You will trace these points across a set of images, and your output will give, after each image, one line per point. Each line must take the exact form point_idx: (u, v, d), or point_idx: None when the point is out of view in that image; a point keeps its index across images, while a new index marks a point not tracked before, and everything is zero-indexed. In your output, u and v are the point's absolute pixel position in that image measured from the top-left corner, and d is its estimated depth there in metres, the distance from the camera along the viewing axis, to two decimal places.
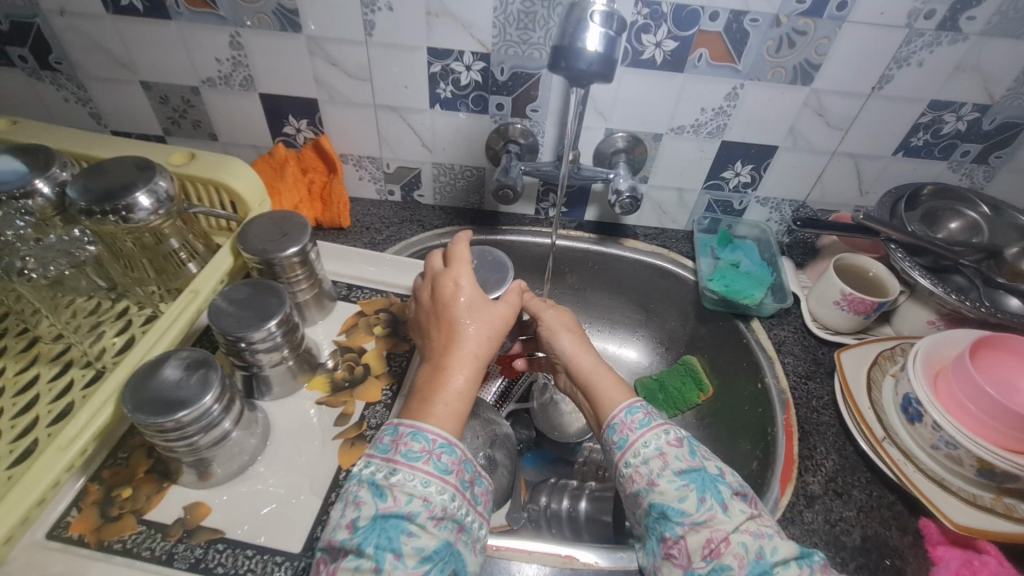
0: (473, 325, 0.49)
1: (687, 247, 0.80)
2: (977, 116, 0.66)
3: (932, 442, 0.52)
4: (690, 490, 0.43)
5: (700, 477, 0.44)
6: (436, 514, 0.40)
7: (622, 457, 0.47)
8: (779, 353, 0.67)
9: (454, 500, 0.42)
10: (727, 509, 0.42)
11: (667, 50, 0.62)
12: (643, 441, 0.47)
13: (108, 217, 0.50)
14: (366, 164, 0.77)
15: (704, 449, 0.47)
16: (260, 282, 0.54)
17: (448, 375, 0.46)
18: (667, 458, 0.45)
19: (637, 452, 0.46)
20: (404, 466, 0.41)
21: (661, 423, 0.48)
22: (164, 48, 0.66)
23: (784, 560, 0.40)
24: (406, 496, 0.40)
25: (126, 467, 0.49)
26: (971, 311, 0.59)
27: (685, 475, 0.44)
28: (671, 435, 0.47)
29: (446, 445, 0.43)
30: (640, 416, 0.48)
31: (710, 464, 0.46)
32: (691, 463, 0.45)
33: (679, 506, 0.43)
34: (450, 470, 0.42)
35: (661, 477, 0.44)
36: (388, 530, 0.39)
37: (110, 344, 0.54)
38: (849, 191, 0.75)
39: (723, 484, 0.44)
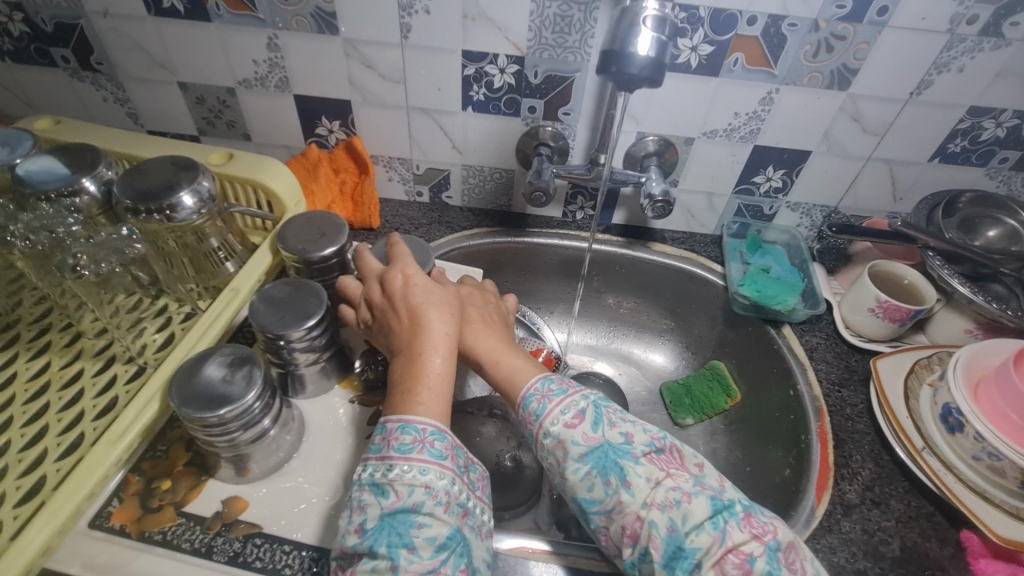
0: (428, 308, 0.50)
1: (715, 251, 0.80)
2: (1017, 122, 0.65)
3: (974, 452, 0.51)
4: (595, 477, 0.44)
5: (601, 457, 0.44)
6: (441, 500, 0.41)
7: (536, 450, 0.48)
8: (811, 359, 0.67)
9: (455, 484, 0.43)
10: (630, 488, 0.43)
11: (703, 55, 0.62)
12: (542, 431, 0.46)
13: (153, 216, 0.51)
14: (397, 165, 0.78)
15: (610, 414, 0.47)
16: (299, 282, 0.55)
17: (425, 361, 0.47)
18: (566, 444, 0.45)
19: (542, 445, 0.47)
20: (399, 460, 0.42)
21: (560, 402, 0.47)
22: (203, 50, 0.67)
23: (696, 526, 0.41)
24: (408, 487, 0.41)
25: (165, 460, 0.49)
26: (1011, 320, 0.58)
27: (586, 459, 0.44)
28: (569, 414, 0.46)
29: (437, 432, 0.44)
30: (535, 405, 0.47)
31: (612, 433, 0.45)
32: (590, 442, 0.45)
33: (590, 494, 0.44)
34: (446, 455, 0.43)
35: (567, 469, 0.45)
36: (398, 526, 0.40)
37: (151, 340, 0.54)
38: (882, 197, 0.74)
39: (625, 457, 0.44)
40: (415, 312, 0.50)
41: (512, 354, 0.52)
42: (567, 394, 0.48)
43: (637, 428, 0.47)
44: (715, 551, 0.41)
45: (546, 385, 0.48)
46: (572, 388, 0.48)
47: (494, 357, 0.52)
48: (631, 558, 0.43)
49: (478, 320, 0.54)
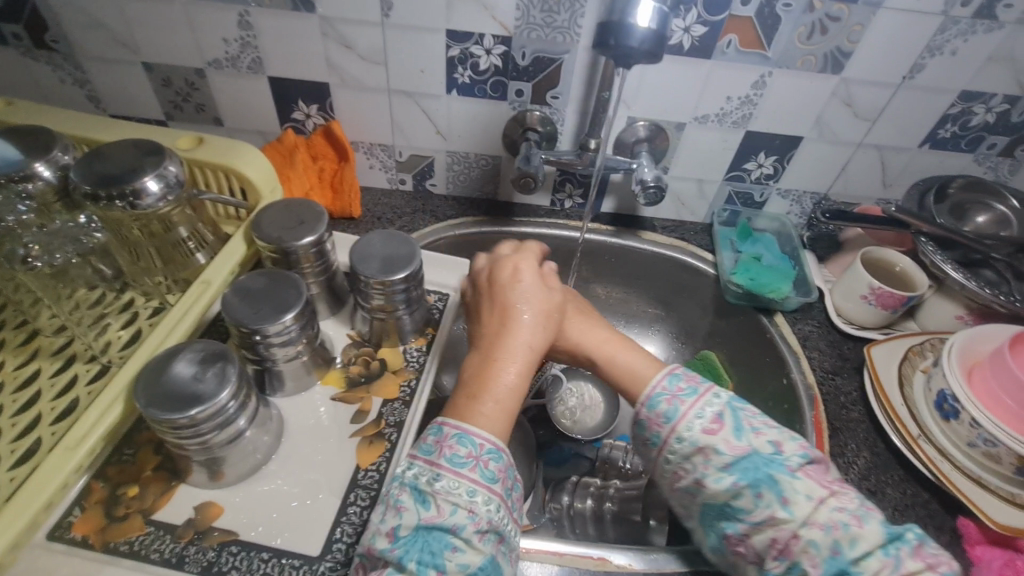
0: (524, 311, 0.50)
1: (706, 240, 0.79)
2: (1006, 107, 0.64)
3: (970, 439, 0.51)
4: (743, 488, 0.41)
5: (750, 467, 0.41)
6: (481, 527, 0.40)
7: (660, 453, 0.45)
8: (804, 348, 0.66)
9: (499, 511, 0.41)
10: (788, 505, 0.40)
11: (696, 36, 0.60)
12: (677, 435, 0.44)
13: (114, 202, 0.47)
14: (378, 152, 0.75)
15: (750, 418, 0.44)
16: (276, 273, 0.52)
17: (499, 368, 0.46)
18: (708, 451, 0.43)
19: (674, 449, 0.44)
20: (449, 472, 0.41)
21: (695, 403, 0.45)
22: (168, 28, 0.63)
23: (869, 552, 0.38)
24: (451, 505, 0.40)
25: (132, 464, 0.46)
26: (1004, 305, 0.58)
27: (733, 470, 0.42)
28: (707, 419, 0.44)
29: (494, 451, 0.42)
30: (682, 387, 0.46)
31: (761, 442, 0.42)
32: (736, 452, 0.42)
33: (736, 504, 0.41)
34: (497, 479, 0.42)
35: (707, 477, 0.42)
36: (432, 543, 0.39)
37: (116, 338, 0.50)
38: (873, 184, 0.74)
39: (780, 470, 0.41)
40: (513, 321, 0.49)
41: (625, 351, 0.50)
42: (699, 394, 0.45)
43: (785, 434, 0.43)
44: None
45: (673, 384, 0.46)
46: (703, 386, 0.46)
47: (609, 356, 0.50)
48: (773, 573, 0.41)
49: (581, 318, 0.53)
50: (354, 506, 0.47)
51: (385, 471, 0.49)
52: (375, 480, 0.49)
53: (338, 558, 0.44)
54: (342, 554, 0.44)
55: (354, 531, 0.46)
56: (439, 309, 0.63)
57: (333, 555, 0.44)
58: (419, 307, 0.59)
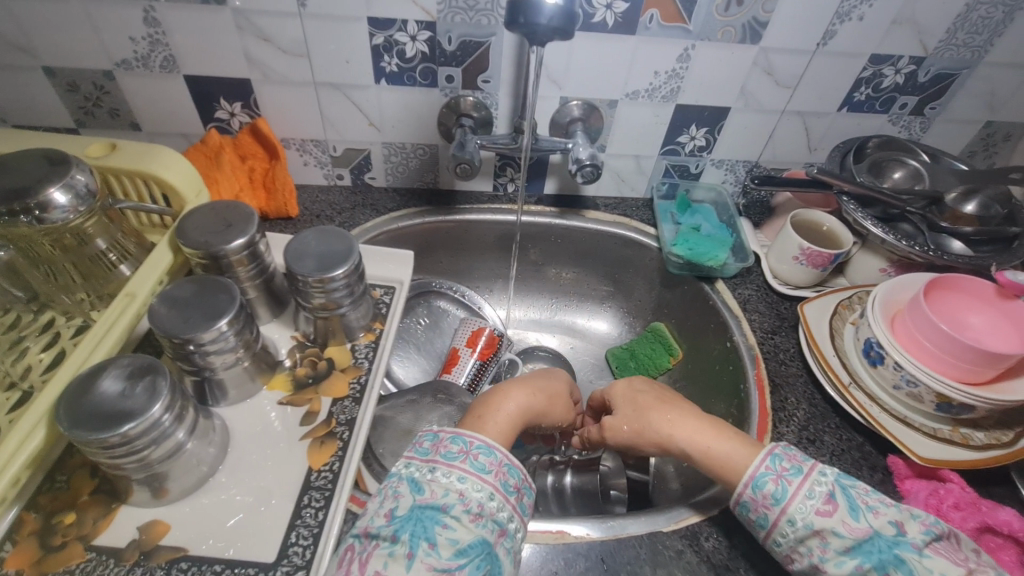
0: (549, 388, 0.55)
1: (648, 215, 0.80)
2: (913, 68, 0.68)
3: (895, 382, 0.54)
4: (869, 571, 0.39)
5: (872, 549, 0.40)
6: (471, 509, 0.41)
7: (769, 536, 0.43)
8: (745, 311, 0.68)
9: (493, 499, 0.42)
10: None
11: (618, 12, 0.60)
12: (787, 518, 0.42)
13: (18, 218, 0.45)
14: (311, 148, 0.72)
15: (864, 496, 0.42)
16: (207, 279, 0.50)
17: (504, 399, 0.51)
18: (825, 535, 0.41)
19: (785, 533, 0.42)
20: (444, 465, 0.43)
21: (800, 484, 0.43)
22: (67, 28, 0.59)
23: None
24: (443, 488, 0.41)
25: (66, 491, 0.44)
26: (920, 255, 0.62)
27: (854, 552, 0.40)
28: (818, 501, 0.42)
29: (484, 446, 0.44)
30: (778, 473, 0.44)
31: (880, 522, 0.41)
32: (857, 534, 0.40)
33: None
34: (489, 470, 0.43)
35: (826, 561, 0.41)
36: (425, 520, 0.40)
37: (37, 361, 0.48)
38: (799, 149, 0.77)
39: (906, 550, 0.39)
40: (525, 381, 0.54)
41: (719, 436, 0.48)
42: (805, 474, 0.44)
43: (904, 513, 0.42)
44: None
45: (777, 464, 0.45)
46: (807, 465, 0.44)
47: (706, 448, 0.48)
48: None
49: (666, 408, 0.51)
50: (308, 508, 0.46)
51: (339, 470, 0.49)
52: (329, 480, 0.48)
53: (294, 562, 0.43)
54: (299, 558, 0.44)
55: (309, 533, 0.45)
56: (385, 303, 0.62)
57: (289, 559, 0.44)
58: (364, 302, 0.58)
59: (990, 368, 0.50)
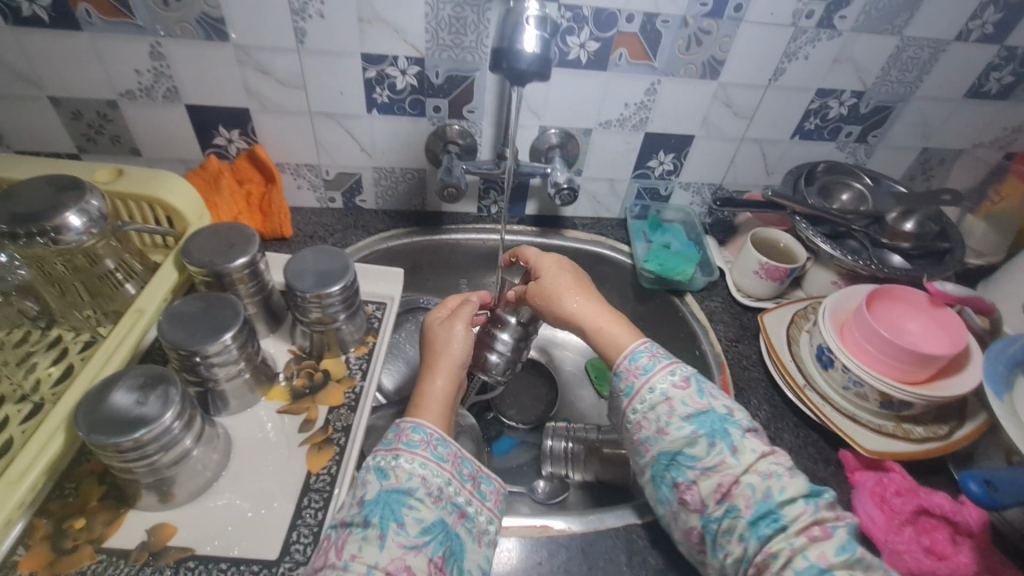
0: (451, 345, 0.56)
1: (622, 233, 0.86)
2: (855, 101, 0.76)
3: (843, 383, 0.60)
4: (700, 437, 0.46)
5: (708, 421, 0.47)
6: (433, 492, 0.45)
7: (630, 403, 0.50)
8: (711, 321, 0.74)
9: (450, 485, 0.47)
10: (736, 453, 0.45)
11: (591, 51, 0.67)
12: (649, 386, 0.50)
13: (35, 239, 0.48)
14: (305, 172, 0.77)
15: (712, 388, 0.50)
16: (211, 296, 0.53)
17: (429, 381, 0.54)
18: (673, 403, 0.48)
19: (644, 398, 0.49)
20: (407, 452, 0.47)
21: (666, 364, 0.51)
22: (74, 61, 0.62)
23: (792, 497, 0.43)
24: (407, 473, 0.45)
25: (76, 497, 0.47)
26: (864, 269, 0.68)
27: (693, 420, 0.47)
28: (677, 377, 0.50)
29: (442, 438, 0.49)
30: (645, 362, 0.51)
31: (718, 404, 0.49)
32: (698, 406, 0.48)
33: (690, 452, 0.46)
34: (447, 459, 0.47)
35: (670, 425, 0.48)
36: (392, 503, 0.44)
37: (46, 375, 0.50)
38: (758, 173, 0.84)
39: (733, 425, 0.47)
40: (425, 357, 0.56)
41: (615, 322, 0.56)
42: (673, 359, 0.51)
43: (738, 405, 0.50)
44: (805, 520, 0.42)
45: (654, 348, 0.52)
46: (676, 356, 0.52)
47: (598, 328, 0.56)
48: (713, 516, 0.45)
49: (580, 291, 0.59)
50: (308, 509, 0.49)
51: (337, 473, 0.52)
52: (327, 482, 0.51)
53: (296, 558, 0.46)
54: (300, 554, 0.47)
55: (310, 531, 0.48)
56: (377, 317, 0.66)
57: (291, 556, 0.46)
58: (358, 315, 0.62)
59: (923, 368, 0.56)
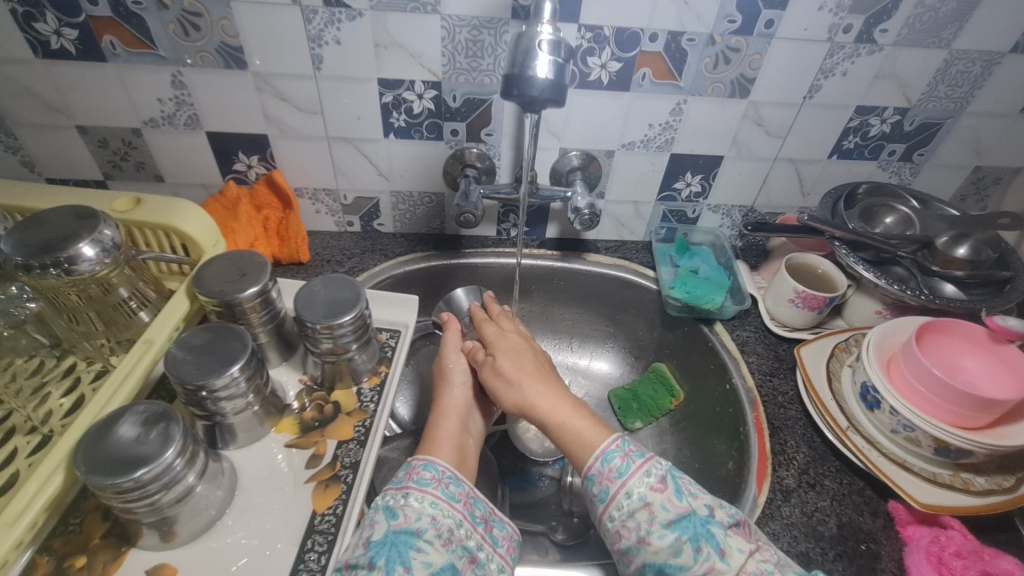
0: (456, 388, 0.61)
1: (647, 257, 0.83)
2: (898, 118, 0.71)
3: (892, 426, 0.55)
4: (684, 544, 0.45)
5: (691, 524, 0.45)
6: (442, 534, 0.45)
7: (607, 510, 0.48)
8: (743, 353, 0.70)
9: (462, 527, 0.46)
10: (724, 556, 0.44)
11: (613, 71, 0.64)
12: (625, 491, 0.48)
13: (48, 270, 0.48)
14: (323, 197, 0.76)
15: (688, 484, 0.49)
16: (221, 326, 0.53)
17: (438, 426, 0.56)
18: (653, 508, 0.47)
19: (621, 504, 0.48)
20: (416, 491, 0.47)
21: (640, 465, 0.49)
22: (101, 91, 0.64)
23: None
24: (416, 513, 0.45)
25: (79, 534, 0.46)
26: (912, 299, 0.63)
27: (674, 526, 0.45)
28: (653, 478, 0.48)
29: (453, 477, 0.49)
30: (617, 464, 0.49)
31: (698, 504, 0.47)
32: (679, 510, 0.46)
33: (676, 561, 0.44)
34: (459, 499, 0.48)
35: (651, 533, 0.46)
36: (399, 545, 0.43)
37: (57, 406, 0.50)
38: (793, 195, 0.80)
39: (716, 526, 0.45)
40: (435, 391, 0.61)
41: (575, 416, 0.54)
42: (646, 457, 0.50)
43: (717, 502, 0.48)
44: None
45: (626, 444, 0.51)
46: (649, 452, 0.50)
47: (561, 423, 0.54)
48: None
49: (538, 381, 0.57)
50: (312, 553, 0.47)
51: (343, 514, 0.50)
52: (332, 524, 0.49)
53: None
54: None
55: None
56: (391, 346, 0.65)
57: None
58: (370, 345, 0.60)
59: (985, 413, 0.50)
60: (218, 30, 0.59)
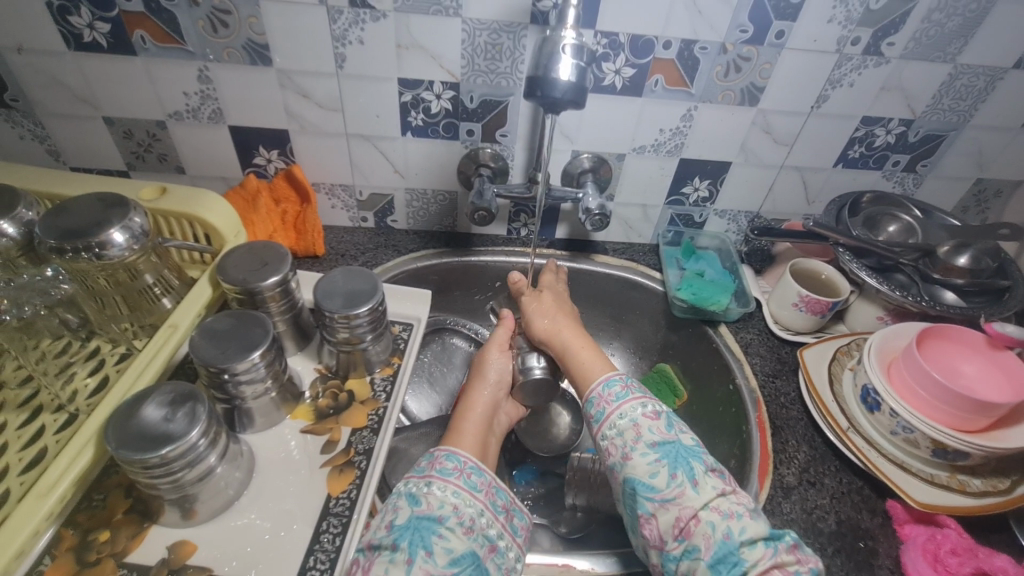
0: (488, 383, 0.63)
1: (654, 259, 0.84)
2: (903, 129, 0.73)
3: (891, 428, 0.57)
4: (662, 467, 0.48)
5: (672, 451, 0.49)
6: (464, 522, 0.46)
7: (600, 428, 0.53)
8: (747, 355, 0.71)
9: (483, 516, 0.48)
10: (696, 485, 0.47)
11: (626, 77, 0.66)
12: (619, 412, 0.52)
13: (80, 254, 0.49)
14: (339, 192, 0.78)
15: (680, 423, 0.52)
16: (243, 313, 0.54)
17: (463, 419, 0.58)
18: (641, 430, 0.50)
19: (614, 423, 0.52)
20: (439, 479, 0.48)
21: (639, 396, 0.53)
22: (130, 83, 0.66)
23: (751, 540, 0.44)
24: (439, 501, 0.47)
25: (103, 509, 0.47)
26: (914, 305, 0.65)
27: (658, 448, 0.49)
28: (648, 408, 0.52)
29: (475, 468, 0.51)
30: (616, 390, 0.54)
31: (685, 437, 0.50)
32: (664, 436, 0.50)
33: (651, 481, 0.48)
34: (480, 489, 0.49)
35: (634, 451, 0.50)
36: (422, 530, 0.44)
37: (83, 386, 0.51)
38: (798, 202, 0.81)
39: (697, 460, 0.48)
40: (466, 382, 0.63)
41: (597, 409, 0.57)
42: (647, 393, 0.54)
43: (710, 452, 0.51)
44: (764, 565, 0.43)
45: (628, 380, 0.56)
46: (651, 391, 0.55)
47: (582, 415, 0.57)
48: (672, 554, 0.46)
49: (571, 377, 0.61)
50: (326, 534, 0.49)
51: (357, 498, 0.51)
52: (347, 507, 0.50)
53: None
54: None
55: (327, 558, 0.47)
56: (404, 338, 0.66)
57: None
58: (384, 336, 0.62)
59: (982, 417, 0.52)
60: (246, 27, 0.61)
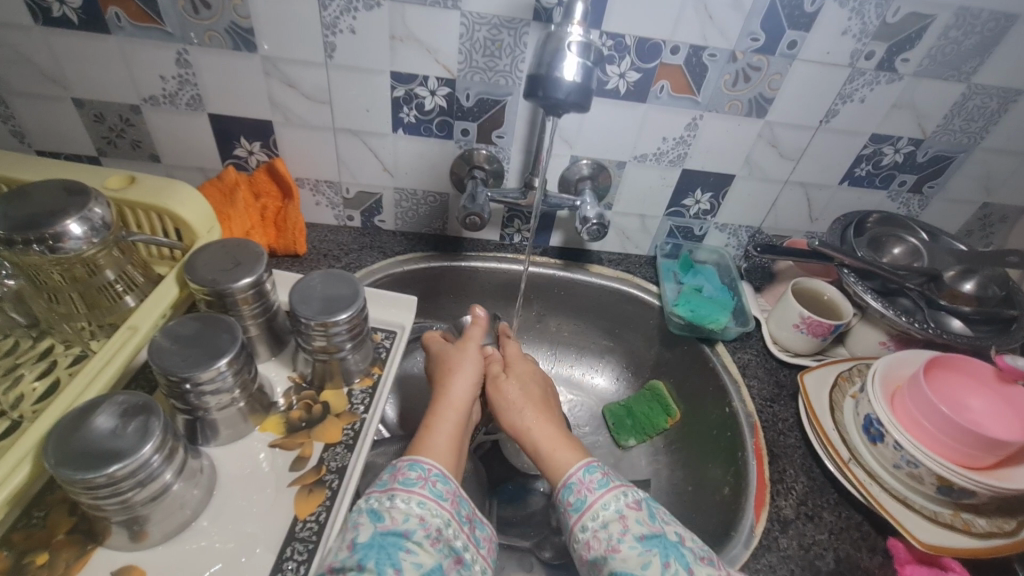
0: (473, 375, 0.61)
1: (651, 272, 0.81)
2: (912, 149, 0.70)
3: (894, 461, 0.54)
4: (654, 557, 0.44)
5: (661, 542, 0.45)
6: (431, 534, 0.44)
7: (580, 520, 0.48)
8: (743, 376, 0.68)
9: (450, 526, 0.45)
10: None
11: (631, 81, 0.63)
12: (602, 502, 0.48)
13: (31, 247, 0.45)
14: (324, 189, 0.74)
15: (661, 512, 0.49)
16: (211, 317, 0.50)
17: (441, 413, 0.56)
18: (627, 521, 0.47)
19: (597, 514, 0.48)
20: (403, 491, 0.46)
21: (618, 485, 0.50)
22: (102, 64, 0.61)
23: None
24: (404, 514, 0.44)
25: (42, 529, 0.43)
26: (919, 332, 0.62)
27: (646, 540, 0.45)
28: (629, 498, 0.48)
29: (440, 475, 0.48)
30: (598, 477, 0.50)
31: (670, 529, 0.47)
32: (652, 528, 0.46)
33: (643, 575, 0.43)
34: (447, 497, 0.47)
35: (622, 543, 0.45)
36: (387, 547, 0.42)
37: (30, 390, 0.47)
38: (801, 219, 0.79)
39: (686, 550, 0.45)
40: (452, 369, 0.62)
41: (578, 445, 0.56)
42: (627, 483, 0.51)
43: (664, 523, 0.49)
44: None
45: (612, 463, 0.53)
46: None
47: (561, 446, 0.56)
48: None
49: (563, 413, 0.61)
50: (290, 562, 0.45)
51: (326, 521, 0.47)
52: (314, 531, 0.46)
53: None
54: None
55: None
56: (385, 347, 0.62)
57: None
58: (364, 345, 0.58)
59: (989, 454, 0.49)
60: (229, 9, 0.57)
